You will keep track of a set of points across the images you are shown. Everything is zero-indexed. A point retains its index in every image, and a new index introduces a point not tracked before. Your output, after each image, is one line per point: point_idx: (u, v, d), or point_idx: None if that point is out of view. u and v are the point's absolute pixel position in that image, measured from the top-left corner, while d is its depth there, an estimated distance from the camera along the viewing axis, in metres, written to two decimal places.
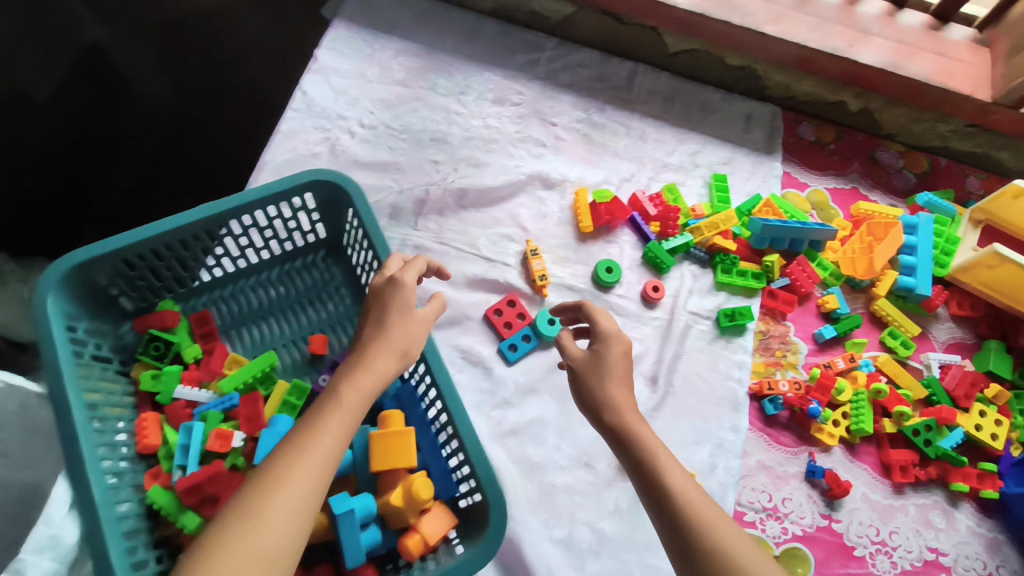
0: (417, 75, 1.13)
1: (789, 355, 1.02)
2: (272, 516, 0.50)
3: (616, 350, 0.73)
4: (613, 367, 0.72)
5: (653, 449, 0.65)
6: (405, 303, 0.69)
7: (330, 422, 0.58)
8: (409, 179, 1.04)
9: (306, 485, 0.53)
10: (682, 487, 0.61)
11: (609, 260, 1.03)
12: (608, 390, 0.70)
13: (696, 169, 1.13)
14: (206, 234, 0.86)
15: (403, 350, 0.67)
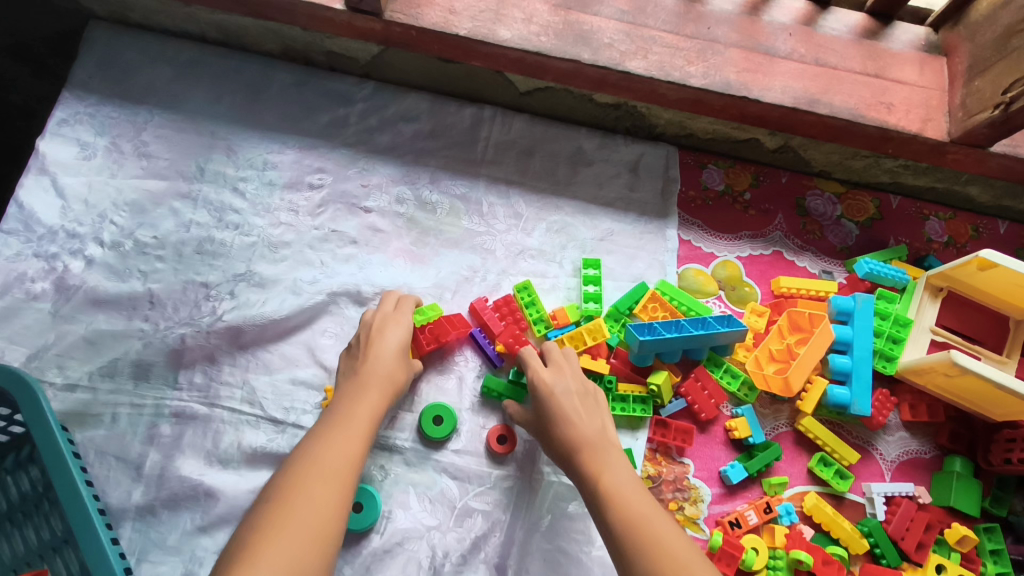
0: (180, 160, 0.84)
1: (686, 507, 0.77)
2: (312, 500, 0.54)
3: (570, 383, 0.70)
4: (565, 413, 0.68)
5: (611, 470, 0.63)
6: (400, 341, 0.72)
7: (347, 432, 0.61)
8: (164, 316, 0.78)
9: (340, 480, 0.56)
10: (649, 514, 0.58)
11: (440, 403, 0.77)
12: (567, 417, 0.67)
13: (564, 251, 0.85)
14: None
15: (394, 382, 0.69)
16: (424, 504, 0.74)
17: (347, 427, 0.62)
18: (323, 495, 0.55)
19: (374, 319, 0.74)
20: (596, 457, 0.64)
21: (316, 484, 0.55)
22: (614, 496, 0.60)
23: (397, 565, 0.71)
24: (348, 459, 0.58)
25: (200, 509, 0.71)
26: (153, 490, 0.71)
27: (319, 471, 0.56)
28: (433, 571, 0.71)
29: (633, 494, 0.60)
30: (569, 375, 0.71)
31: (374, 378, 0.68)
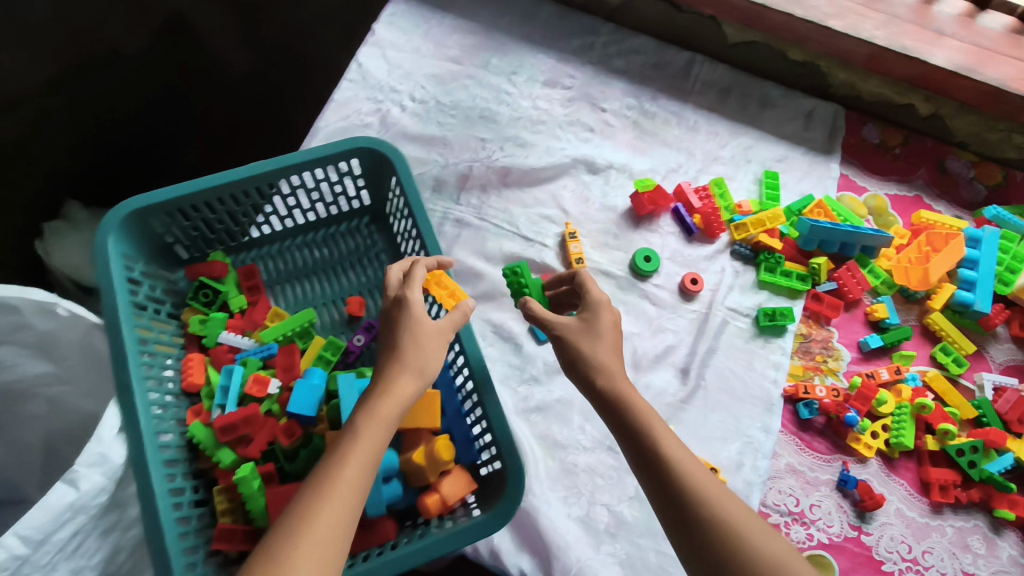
0: (471, 52, 1.14)
1: (829, 360, 0.98)
2: (311, 538, 0.49)
3: (603, 324, 0.68)
4: (604, 333, 0.68)
5: (650, 418, 0.61)
6: (414, 321, 0.66)
7: (359, 452, 0.55)
8: (454, 154, 1.06)
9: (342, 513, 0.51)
10: (685, 463, 0.57)
11: (648, 249, 1.02)
12: (597, 351, 0.66)
13: (748, 164, 1.10)
14: (254, 190, 0.90)
15: (419, 368, 0.63)
16: (631, 318, 0.98)
17: (361, 442, 0.56)
18: (320, 532, 0.49)
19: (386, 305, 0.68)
20: (628, 391, 0.63)
21: (322, 522, 0.50)
22: (658, 453, 0.58)
23: None
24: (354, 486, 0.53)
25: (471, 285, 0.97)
26: None
27: (329, 505, 0.51)
28: (635, 362, 0.95)
29: (672, 453, 0.58)
30: (598, 313, 0.70)
31: (402, 373, 0.62)
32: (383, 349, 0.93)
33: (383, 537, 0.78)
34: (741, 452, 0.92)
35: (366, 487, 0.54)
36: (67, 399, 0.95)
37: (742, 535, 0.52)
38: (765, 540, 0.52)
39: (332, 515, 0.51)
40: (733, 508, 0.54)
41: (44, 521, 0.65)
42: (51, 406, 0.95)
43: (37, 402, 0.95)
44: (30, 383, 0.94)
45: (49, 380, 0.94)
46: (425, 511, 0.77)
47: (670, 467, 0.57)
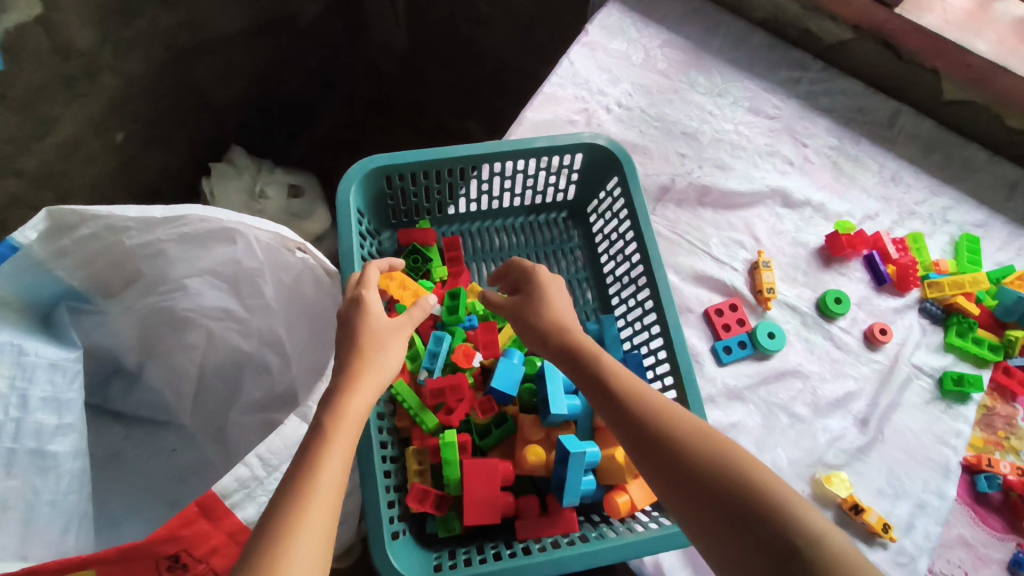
0: (679, 68, 1.15)
1: (1013, 438, 0.95)
2: (304, 518, 0.50)
3: (541, 288, 0.74)
4: (550, 296, 0.73)
5: (600, 361, 0.65)
6: (374, 318, 0.67)
7: (341, 435, 0.57)
8: (654, 165, 1.07)
9: (331, 496, 0.53)
10: (641, 392, 0.61)
11: (838, 291, 1.01)
12: (544, 311, 0.71)
13: (946, 224, 1.08)
14: (481, 168, 0.91)
15: (383, 366, 0.65)
16: (812, 357, 0.97)
17: (340, 426, 0.58)
18: (312, 516, 0.50)
19: (346, 301, 0.70)
20: (579, 339, 0.68)
21: (316, 505, 0.51)
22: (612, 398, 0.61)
23: (786, 388, 0.95)
24: (336, 468, 0.54)
25: None
26: None
27: (319, 485, 0.52)
28: (813, 404, 0.94)
29: (623, 390, 0.61)
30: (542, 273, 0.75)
31: (372, 365, 0.64)
32: None
33: (569, 526, 0.75)
34: (912, 513, 0.89)
35: (346, 466, 0.56)
36: (226, 335, 0.99)
37: (694, 454, 0.55)
38: (720, 453, 0.54)
39: (318, 502, 0.51)
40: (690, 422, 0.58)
41: (281, 447, 0.67)
42: (210, 340, 1.00)
43: (199, 333, 0.99)
44: (203, 313, 0.97)
45: (222, 315, 0.98)
46: (614, 510, 0.75)
47: (623, 402, 0.60)
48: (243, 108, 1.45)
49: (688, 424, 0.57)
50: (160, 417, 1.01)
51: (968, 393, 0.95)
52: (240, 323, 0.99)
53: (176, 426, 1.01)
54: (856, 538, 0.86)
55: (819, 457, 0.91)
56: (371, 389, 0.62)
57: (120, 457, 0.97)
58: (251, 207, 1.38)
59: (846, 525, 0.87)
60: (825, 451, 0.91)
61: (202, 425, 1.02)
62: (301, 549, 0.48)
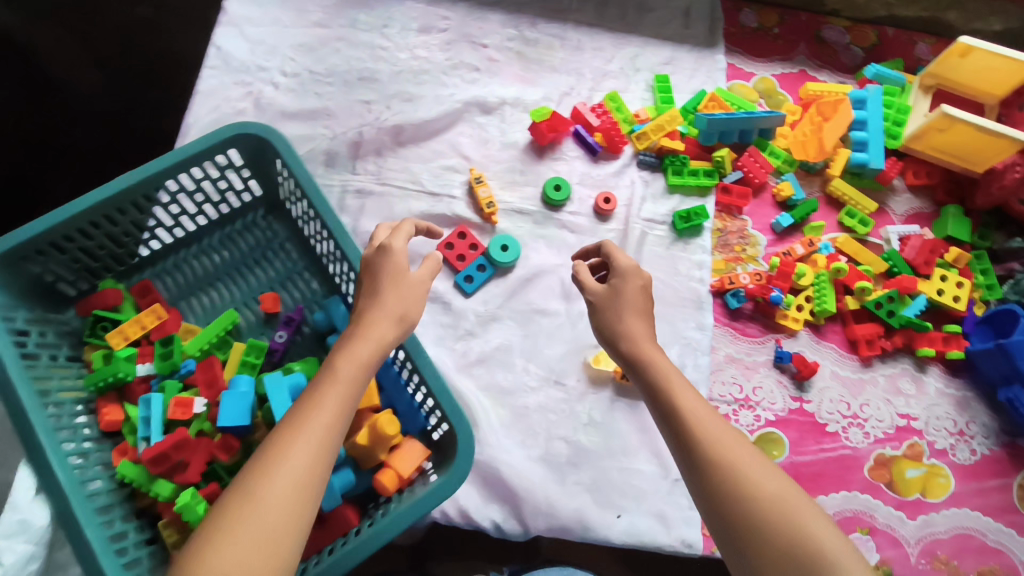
0: (335, 13, 1.07)
1: (748, 249, 1.01)
2: (270, 479, 0.52)
3: (618, 299, 0.74)
4: (629, 301, 0.73)
5: (672, 377, 0.67)
6: (390, 271, 0.69)
7: (331, 395, 0.58)
8: (340, 123, 1.01)
9: (313, 462, 0.54)
10: (698, 411, 0.64)
11: (557, 178, 1.01)
12: (620, 324, 0.72)
13: (638, 73, 1.09)
14: (132, 206, 0.83)
15: (401, 313, 0.66)
16: (552, 251, 0.98)
17: (333, 385, 0.59)
18: (284, 481, 0.52)
19: (371, 252, 0.71)
20: (654, 353, 0.70)
21: (292, 457, 0.53)
22: (682, 418, 0.63)
23: (537, 290, 0.96)
24: (320, 434, 0.55)
25: None
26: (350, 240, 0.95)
27: (308, 425, 0.56)
28: (565, 294, 0.96)
29: (688, 411, 0.64)
30: (626, 279, 0.74)
31: (376, 320, 0.65)
32: (308, 339, 0.89)
33: (348, 525, 0.74)
34: (681, 355, 0.95)
35: (342, 416, 0.58)
36: None
37: (756, 490, 0.57)
38: (782, 493, 0.57)
39: (307, 442, 0.55)
40: (748, 458, 0.60)
41: None
42: None
43: None
44: None
45: None
46: (382, 488, 0.74)
47: (687, 423, 0.63)
48: None
49: (747, 464, 0.59)
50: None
51: (697, 224, 1.00)
52: None
53: None
54: (637, 401, 0.92)
55: (585, 341, 0.94)
56: (372, 350, 0.63)
57: None
58: None
59: (626, 394, 0.92)
60: (589, 334, 0.94)
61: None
62: (265, 515, 0.50)
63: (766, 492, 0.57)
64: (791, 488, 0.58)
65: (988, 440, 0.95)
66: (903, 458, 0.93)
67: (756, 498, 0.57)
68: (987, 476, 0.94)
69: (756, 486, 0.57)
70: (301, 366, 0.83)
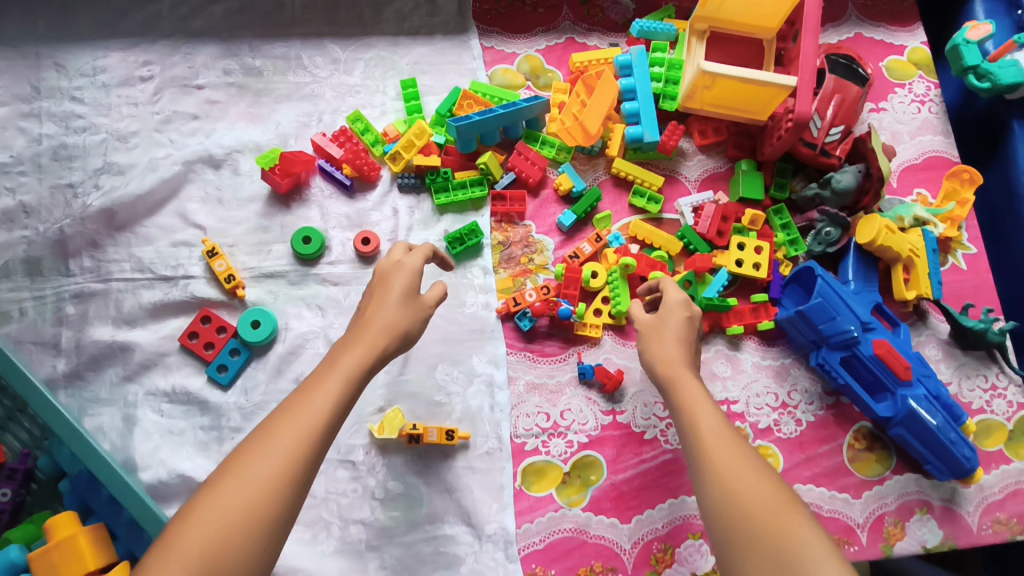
0: (12, 83, 0.90)
1: (535, 258, 0.92)
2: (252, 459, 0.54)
3: (675, 317, 0.76)
4: (668, 330, 0.75)
5: (695, 395, 0.68)
6: (408, 284, 0.70)
7: (316, 390, 0.59)
8: (40, 219, 0.86)
9: (298, 451, 0.55)
10: (715, 428, 0.64)
11: (306, 228, 0.89)
12: (655, 349, 0.75)
13: (385, 80, 0.96)
14: None
15: (400, 328, 0.68)
16: (315, 312, 0.87)
17: (321, 380, 0.60)
18: (268, 462, 0.54)
19: (388, 263, 0.72)
20: (684, 375, 0.71)
21: (273, 443, 0.55)
22: (695, 422, 0.65)
23: (303, 361, 0.85)
24: (308, 426, 0.56)
25: (121, 363, 0.83)
26: (73, 358, 0.82)
27: (300, 419, 0.57)
28: None
29: (702, 425, 0.65)
30: (673, 312, 0.77)
31: (371, 327, 0.67)
32: (44, 488, 0.78)
33: None
34: (478, 396, 0.86)
35: (333, 415, 0.59)
36: None
37: (750, 492, 0.57)
38: (777, 497, 0.56)
39: (289, 433, 0.55)
40: (748, 467, 0.59)
41: None
42: None
43: None
44: None
45: None
46: None
47: (700, 437, 0.64)
48: None
49: (747, 472, 0.59)
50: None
51: (472, 245, 0.90)
52: None
53: None
54: (433, 460, 0.84)
55: (367, 408, 0.85)
56: (365, 354, 0.64)
57: None
58: None
59: (421, 455, 0.84)
60: (371, 399, 0.85)
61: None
62: (238, 493, 0.52)
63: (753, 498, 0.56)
64: (785, 492, 0.57)
65: (812, 405, 0.91)
66: None
67: (746, 501, 0.56)
68: (814, 443, 0.90)
69: (744, 490, 0.57)
70: (18, 534, 0.72)
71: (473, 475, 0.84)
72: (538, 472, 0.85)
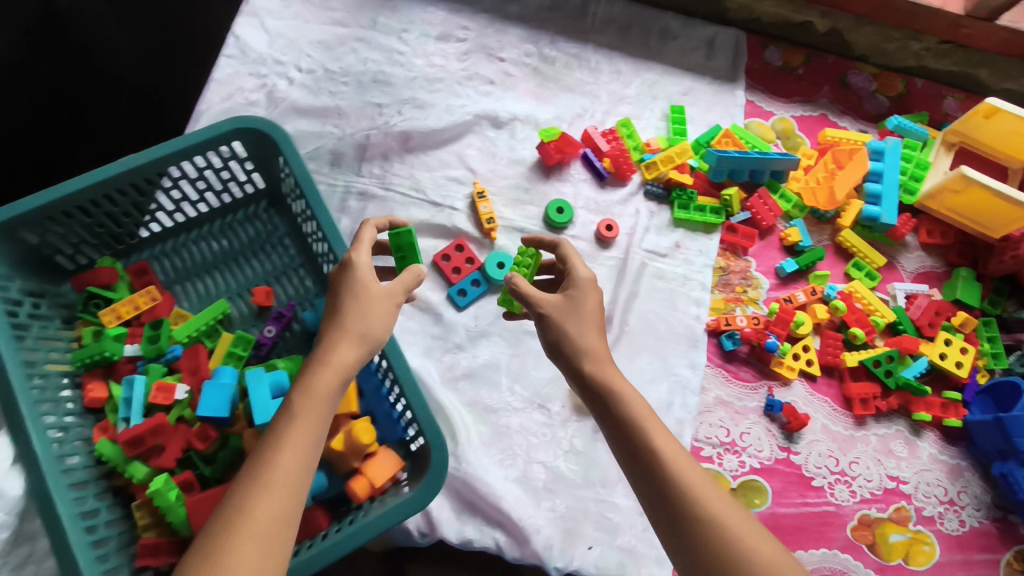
0: (357, 13, 1.07)
1: (749, 290, 0.99)
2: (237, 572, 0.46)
3: (588, 305, 0.70)
4: (587, 313, 0.70)
5: (646, 427, 0.60)
6: (370, 279, 0.67)
7: (275, 490, 0.51)
8: (350, 123, 1.01)
9: (281, 531, 0.50)
10: (689, 479, 0.56)
11: (560, 200, 1.00)
12: (581, 333, 0.68)
13: (654, 101, 1.08)
14: (149, 181, 0.85)
15: (363, 332, 0.63)
16: None
17: (276, 483, 0.51)
18: (257, 513, 0.49)
19: (338, 270, 0.69)
20: (629, 395, 0.63)
21: (260, 507, 0.50)
22: (659, 479, 0.57)
23: None
24: (277, 519, 0.50)
25: (382, 259, 0.95)
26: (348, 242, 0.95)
27: (278, 471, 0.52)
28: None
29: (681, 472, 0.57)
30: (585, 293, 0.71)
31: (349, 333, 0.63)
32: (298, 336, 0.90)
33: (315, 527, 0.76)
34: (670, 393, 0.93)
35: (309, 453, 0.54)
36: None
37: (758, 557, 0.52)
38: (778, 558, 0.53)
39: (268, 505, 0.50)
40: (737, 517, 0.55)
41: None
42: None
43: None
44: None
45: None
46: (354, 494, 0.75)
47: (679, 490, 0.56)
48: None
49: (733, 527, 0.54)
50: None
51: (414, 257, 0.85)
52: None
53: None
54: None
55: None
56: (337, 381, 0.59)
57: None
58: None
59: None
60: None
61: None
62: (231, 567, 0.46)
63: (757, 554, 0.52)
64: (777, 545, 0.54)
65: (979, 512, 0.92)
66: (889, 521, 0.90)
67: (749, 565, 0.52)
68: (973, 548, 0.90)
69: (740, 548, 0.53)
70: (284, 363, 0.83)
71: None
72: None
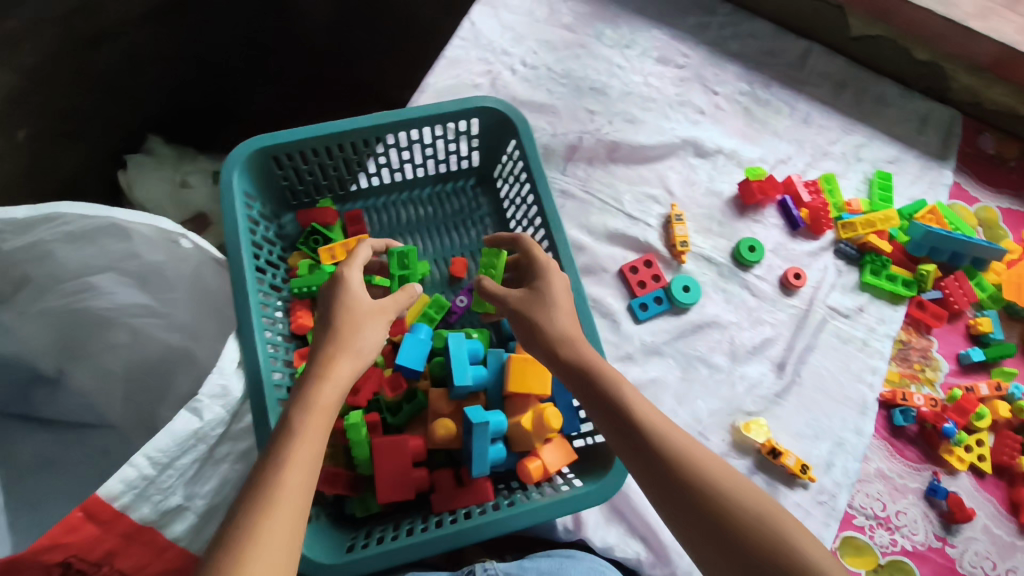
0: (585, 21, 1.10)
1: (927, 370, 0.97)
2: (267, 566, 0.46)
3: (547, 287, 0.71)
4: (558, 301, 0.70)
5: (647, 416, 0.59)
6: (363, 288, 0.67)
7: (289, 491, 0.50)
8: (563, 124, 1.04)
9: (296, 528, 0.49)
10: (695, 454, 0.56)
11: (752, 239, 1.00)
12: (557, 320, 0.68)
13: (858, 163, 1.07)
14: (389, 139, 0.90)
15: (362, 344, 0.63)
16: (729, 307, 0.97)
17: (285, 484, 0.50)
18: (269, 512, 0.48)
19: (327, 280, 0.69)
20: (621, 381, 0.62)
21: (274, 505, 0.49)
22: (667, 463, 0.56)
23: (705, 340, 0.95)
24: (294, 523, 0.49)
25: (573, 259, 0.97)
26: None
27: (286, 473, 0.51)
28: (731, 352, 0.95)
29: (685, 453, 0.56)
30: (546, 280, 0.72)
31: (348, 343, 0.63)
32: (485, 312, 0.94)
33: (484, 496, 0.78)
34: (831, 453, 0.91)
35: (316, 456, 0.54)
36: (151, 333, 0.83)
37: (769, 518, 0.52)
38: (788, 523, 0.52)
39: (285, 508, 0.49)
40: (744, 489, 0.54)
41: (170, 445, 0.67)
42: (137, 338, 0.83)
43: (121, 331, 0.82)
44: (120, 310, 0.82)
45: (218, 392, 0.71)
46: (528, 476, 0.76)
47: (692, 474, 0.55)
48: (185, 95, 1.28)
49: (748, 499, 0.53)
50: (86, 420, 0.81)
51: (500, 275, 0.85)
52: (170, 317, 0.84)
53: (111, 430, 0.81)
54: (777, 481, 0.88)
55: (739, 405, 0.92)
56: (337, 386, 0.59)
57: (50, 468, 0.76)
58: (173, 197, 1.15)
59: (766, 469, 0.89)
60: (745, 399, 0.93)
61: (140, 424, 0.82)
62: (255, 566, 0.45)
63: (772, 519, 0.52)
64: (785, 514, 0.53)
65: None
66: None
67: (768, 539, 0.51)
68: None
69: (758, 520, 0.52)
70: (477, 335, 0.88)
71: (802, 514, 0.87)
72: (856, 548, 0.86)
